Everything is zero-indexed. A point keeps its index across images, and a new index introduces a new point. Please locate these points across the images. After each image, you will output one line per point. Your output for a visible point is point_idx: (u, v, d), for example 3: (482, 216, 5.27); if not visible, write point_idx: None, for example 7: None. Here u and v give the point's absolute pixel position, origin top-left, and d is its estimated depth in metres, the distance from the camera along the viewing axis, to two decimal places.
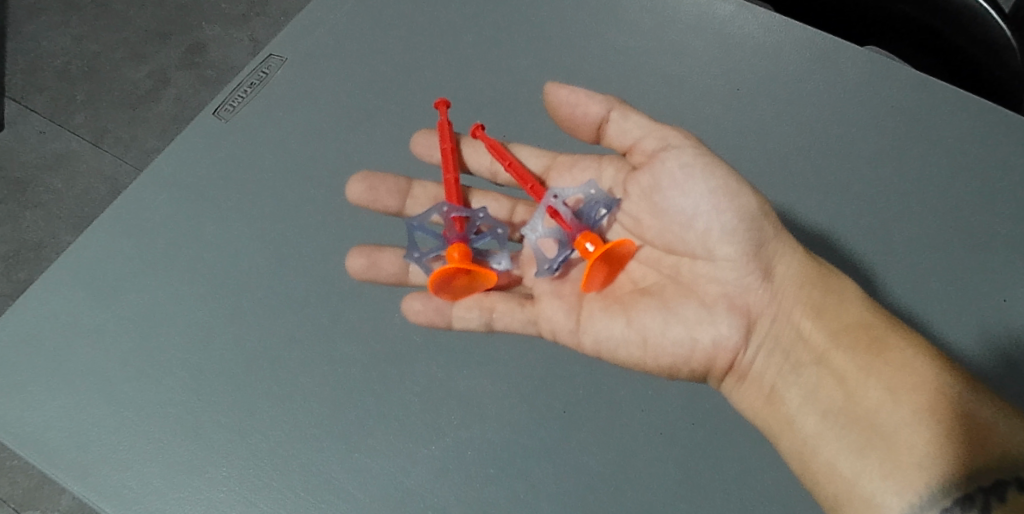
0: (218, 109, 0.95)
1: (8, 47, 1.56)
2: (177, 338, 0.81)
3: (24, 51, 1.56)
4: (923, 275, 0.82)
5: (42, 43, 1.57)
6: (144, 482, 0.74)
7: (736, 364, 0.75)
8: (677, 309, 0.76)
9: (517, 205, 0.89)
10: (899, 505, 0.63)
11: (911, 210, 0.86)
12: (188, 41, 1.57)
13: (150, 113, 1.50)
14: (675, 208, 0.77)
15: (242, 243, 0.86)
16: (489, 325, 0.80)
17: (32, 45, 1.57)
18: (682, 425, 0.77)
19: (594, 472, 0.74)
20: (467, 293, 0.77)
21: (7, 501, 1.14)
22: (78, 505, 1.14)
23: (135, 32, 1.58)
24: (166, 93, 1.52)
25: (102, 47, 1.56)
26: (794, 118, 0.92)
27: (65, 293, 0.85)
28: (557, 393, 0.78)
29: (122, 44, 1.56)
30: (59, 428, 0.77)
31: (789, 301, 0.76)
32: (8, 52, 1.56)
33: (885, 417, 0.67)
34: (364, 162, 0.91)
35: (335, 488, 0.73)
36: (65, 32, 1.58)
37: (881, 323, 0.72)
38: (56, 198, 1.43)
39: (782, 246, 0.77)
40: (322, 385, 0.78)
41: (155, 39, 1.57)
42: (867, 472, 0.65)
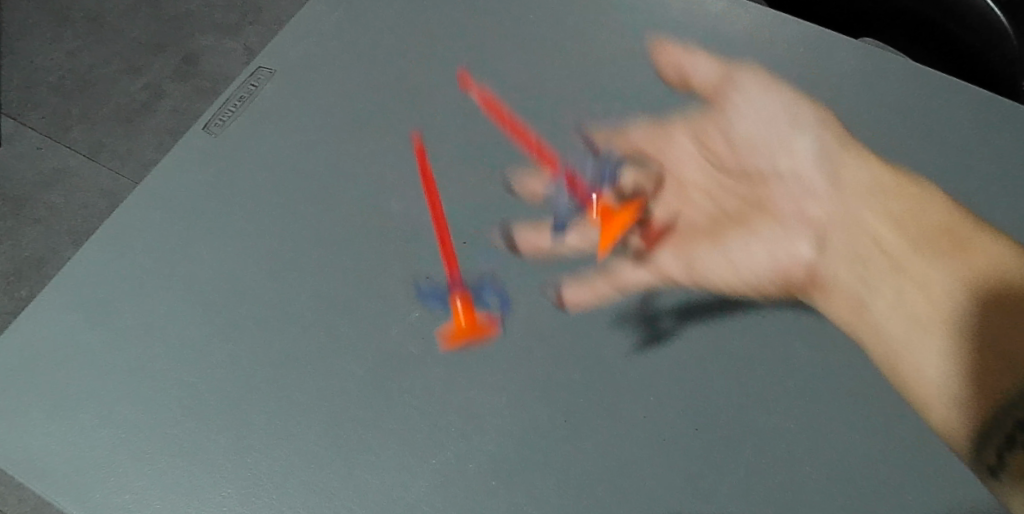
0: (208, 123, 0.94)
1: (5, 66, 1.56)
2: (172, 356, 0.80)
3: (19, 68, 1.56)
4: (938, 265, 0.79)
5: (37, 59, 1.57)
6: (143, 504, 0.73)
7: (816, 290, 0.80)
8: (749, 231, 0.84)
9: (549, 192, 0.87)
10: (963, 391, 0.72)
11: (922, 198, 0.82)
12: (181, 52, 1.56)
13: (145, 126, 1.49)
14: (713, 106, 0.91)
15: (239, 257, 0.85)
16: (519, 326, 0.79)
17: (27, 62, 1.56)
18: (688, 430, 0.74)
19: (600, 482, 0.73)
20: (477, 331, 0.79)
21: None
22: None
23: (127, 45, 1.57)
24: (160, 105, 1.51)
25: (96, 61, 1.56)
26: (791, 116, 0.89)
27: (61, 313, 0.84)
28: (558, 402, 0.76)
29: (115, 58, 1.56)
30: (58, 451, 0.76)
31: (856, 208, 0.83)
32: (5, 69, 1.56)
33: (955, 319, 0.76)
34: (358, 173, 0.89)
35: (337, 504, 0.72)
36: (59, 48, 1.57)
37: (961, 222, 0.80)
38: (55, 214, 1.42)
39: (833, 130, 0.88)
40: (321, 401, 0.77)
41: (149, 51, 1.56)
42: (942, 371, 0.74)
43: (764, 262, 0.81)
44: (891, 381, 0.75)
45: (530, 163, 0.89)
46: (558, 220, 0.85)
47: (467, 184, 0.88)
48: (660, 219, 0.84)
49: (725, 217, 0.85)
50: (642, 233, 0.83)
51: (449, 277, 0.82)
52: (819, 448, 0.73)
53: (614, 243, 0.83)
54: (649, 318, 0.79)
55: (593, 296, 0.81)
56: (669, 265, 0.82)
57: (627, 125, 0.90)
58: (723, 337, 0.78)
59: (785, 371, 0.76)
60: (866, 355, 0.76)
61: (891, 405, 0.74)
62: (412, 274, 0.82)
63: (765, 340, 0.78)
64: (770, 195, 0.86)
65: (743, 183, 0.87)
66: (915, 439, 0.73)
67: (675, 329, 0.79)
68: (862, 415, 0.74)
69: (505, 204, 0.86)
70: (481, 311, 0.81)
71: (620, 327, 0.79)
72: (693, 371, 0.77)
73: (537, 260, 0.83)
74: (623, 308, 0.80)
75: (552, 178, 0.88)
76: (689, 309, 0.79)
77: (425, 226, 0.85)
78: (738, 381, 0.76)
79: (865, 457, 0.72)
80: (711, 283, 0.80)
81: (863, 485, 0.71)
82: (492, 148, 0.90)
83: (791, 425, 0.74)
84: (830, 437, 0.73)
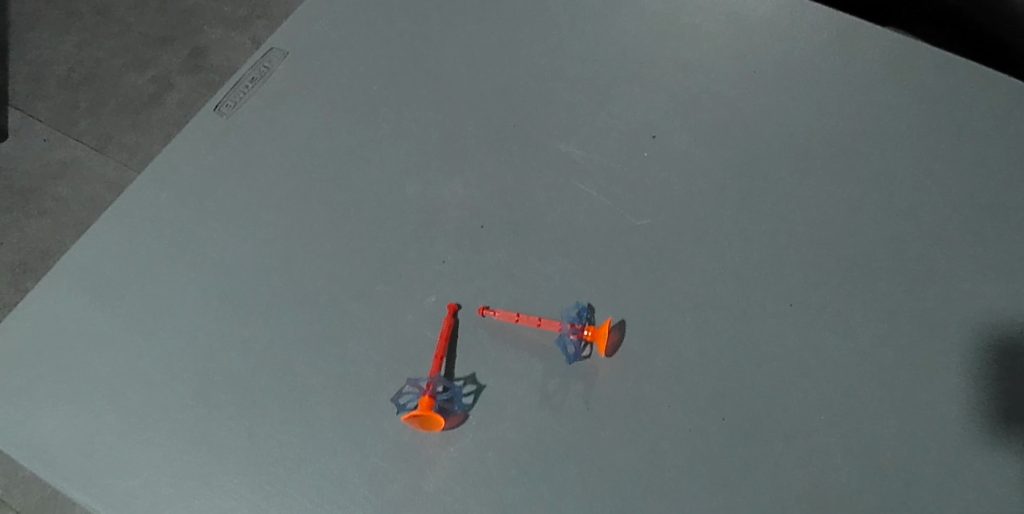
0: (219, 105, 0.92)
1: (12, 57, 1.55)
2: (182, 340, 0.78)
3: (26, 60, 1.55)
4: (950, 266, 0.80)
5: (45, 51, 1.55)
6: (154, 491, 0.72)
7: (817, 291, 0.79)
8: (756, 225, 0.83)
9: (569, 181, 0.86)
10: (930, 418, 0.73)
11: (942, 197, 0.83)
12: (189, 45, 1.55)
13: (153, 119, 1.48)
14: (730, 100, 0.90)
15: (250, 240, 0.83)
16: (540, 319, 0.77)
17: (34, 54, 1.55)
18: (713, 421, 0.74)
19: (621, 472, 0.72)
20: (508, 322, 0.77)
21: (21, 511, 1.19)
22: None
23: (135, 37, 1.55)
24: (168, 97, 1.50)
25: (104, 53, 1.54)
26: (813, 105, 0.89)
27: (67, 296, 0.82)
28: (579, 390, 0.75)
29: (123, 50, 1.54)
30: (67, 437, 0.75)
31: (863, 215, 0.83)
32: (11, 60, 1.54)
33: (936, 348, 0.76)
34: (373, 157, 0.87)
35: (353, 492, 0.71)
36: (67, 40, 1.56)
37: (968, 246, 0.81)
38: (62, 207, 1.41)
39: (853, 130, 0.87)
40: (335, 386, 0.75)
41: (157, 43, 1.55)
42: (915, 392, 0.74)
43: (790, 252, 0.81)
44: (887, 385, 0.75)
45: (550, 150, 0.87)
46: (581, 207, 0.84)
47: (485, 167, 0.86)
48: (685, 210, 0.84)
49: (750, 205, 0.84)
50: (667, 224, 0.83)
51: (467, 263, 0.80)
52: (843, 439, 0.73)
53: (638, 233, 0.83)
54: (674, 309, 0.79)
55: (615, 285, 0.80)
56: (695, 256, 0.81)
57: (649, 114, 0.90)
58: (749, 327, 0.78)
59: (793, 366, 0.76)
60: (890, 346, 0.76)
61: (918, 396, 0.74)
62: (429, 257, 0.81)
63: (791, 330, 0.77)
64: (795, 182, 0.85)
65: (768, 170, 0.86)
66: (903, 443, 0.72)
67: (700, 319, 0.78)
68: (891, 406, 0.74)
69: (523, 188, 0.85)
70: (500, 296, 0.79)
71: (645, 317, 0.78)
72: (718, 361, 0.76)
73: (557, 245, 0.82)
74: (646, 297, 0.79)
75: (574, 165, 0.87)
76: (715, 300, 0.79)
77: (441, 210, 0.83)
78: (764, 372, 0.76)
79: (892, 447, 0.72)
80: (736, 274, 0.80)
81: (885, 478, 0.71)
82: (509, 134, 0.89)
83: (819, 416, 0.74)
84: (858, 427, 0.73)
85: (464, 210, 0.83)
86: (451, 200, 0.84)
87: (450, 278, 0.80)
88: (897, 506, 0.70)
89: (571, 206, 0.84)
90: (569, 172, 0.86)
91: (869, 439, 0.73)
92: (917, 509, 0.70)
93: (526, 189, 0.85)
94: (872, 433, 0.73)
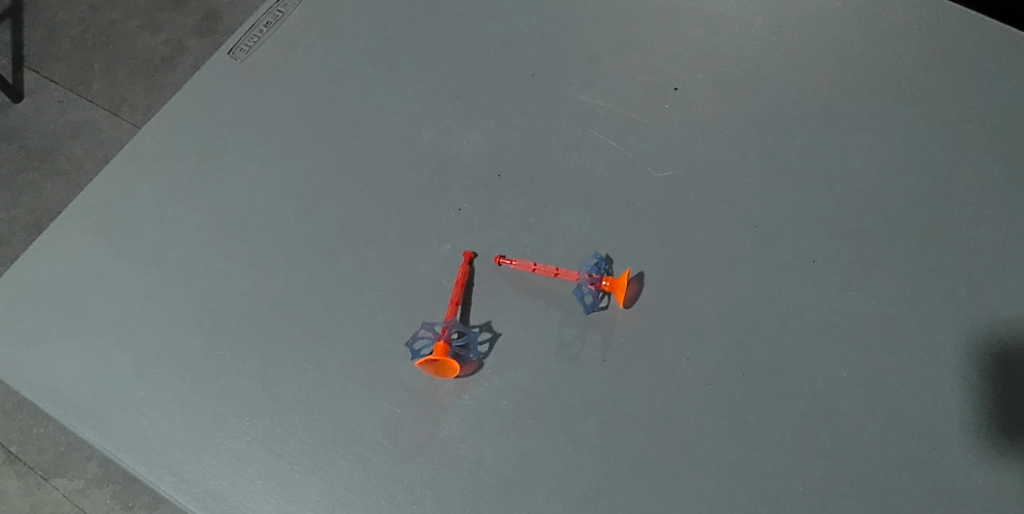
0: (233, 49, 0.91)
1: (26, 18, 1.53)
2: (195, 284, 0.77)
3: (41, 22, 1.53)
4: (979, 225, 0.77)
5: (59, 12, 1.54)
6: (165, 432, 0.71)
7: (840, 249, 0.77)
8: (780, 180, 0.81)
9: (587, 131, 0.83)
10: (954, 379, 0.71)
11: (972, 154, 0.81)
12: (203, 7, 1.52)
13: (167, 82, 1.46)
14: (755, 53, 0.87)
15: (263, 186, 0.81)
16: (556, 269, 0.75)
17: (49, 15, 1.54)
18: (733, 376, 0.72)
19: (638, 423, 0.70)
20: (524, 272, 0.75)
21: (36, 468, 1.17)
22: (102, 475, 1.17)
23: (150, 1, 1.53)
24: (182, 60, 1.48)
25: (118, 14, 1.52)
26: (840, 60, 0.86)
27: (80, 238, 0.81)
28: (596, 341, 0.73)
29: (137, 12, 1.52)
30: (79, 377, 0.74)
31: (890, 172, 0.80)
32: (26, 21, 1.53)
33: (961, 309, 0.74)
34: (388, 105, 0.86)
35: (365, 437, 0.69)
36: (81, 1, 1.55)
37: (1000, 205, 0.78)
38: (77, 167, 1.40)
39: (880, 88, 0.85)
40: (348, 332, 0.74)
41: (170, 5, 1.53)
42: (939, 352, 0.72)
43: (814, 208, 0.79)
44: (912, 344, 0.73)
45: (569, 100, 0.85)
46: (600, 158, 0.82)
47: (502, 117, 0.84)
48: (707, 162, 0.82)
49: (774, 159, 0.82)
50: (688, 176, 0.81)
51: (483, 212, 0.79)
52: (865, 397, 0.71)
53: (658, 184, 0.80)
54: (693, 261, 0.77)
55: (634, 237, 0.78)
56: (716, 209, 0.79)
57: (670, 65, 0.87)
58: (770, 282, 0.76)
59: (815, 323, 0.74)
60: (914, 305, 0.74)
61: (944, 355, 0.72)
62: (445, 206, 0.79)
63: (814, 286, 0.76)
64: (821, 138, 0.83)
65: (793, 124, 0.83)
66: (928, 403, 0.70)
67: (720, 273, 0.76)
68: (916, 363, 0.72)
69: (541, 138, 0.83)
70: (516, 245, 0.77)
71: (664, 270, 0.77)
72: (738, 315, 0.75)
73: (576, 195, 0.80)
74: (666, 250, 0.77)
75: (593, 115, 0.84)
76: (737, 255, 0.77)
77: (457, 158, 0.82)
78: (786, 327, 0.74)
79: (918, 406, 0.70)
80: (758, 229, 0.78)
81: (911, 436, 0.69)
82: (527, 83, 0.86)
83: (842, 373, 0.72)
84: (882, 385, 0.71)
85: (481, 159, 0.82)
86: (467, 149, 0.82)
87: (466, 226, 0.78)
88: (923, 464, 0.68)
89: (590, 156, 0.82)
90: (587, 123, 0.84)
91: (891, 397, 0.71)
92: (943, 468, 0.68)
93: (544, 139, 0.83)
94: (894, 393, 0.71)
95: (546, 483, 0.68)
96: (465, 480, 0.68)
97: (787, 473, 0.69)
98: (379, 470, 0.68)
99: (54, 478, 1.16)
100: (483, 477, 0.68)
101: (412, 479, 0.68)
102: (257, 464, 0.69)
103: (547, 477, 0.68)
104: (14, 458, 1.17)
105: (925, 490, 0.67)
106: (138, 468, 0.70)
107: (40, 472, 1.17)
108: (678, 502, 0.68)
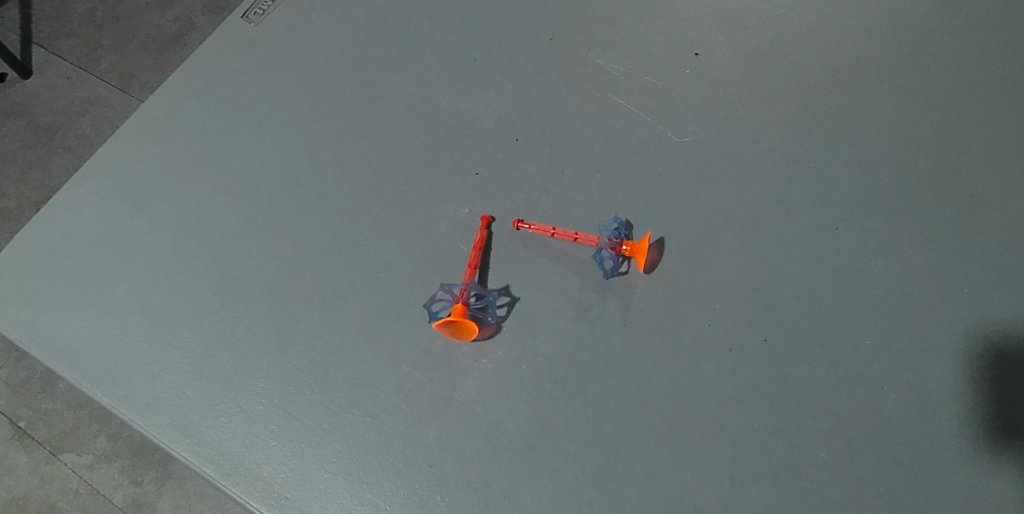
0: (247, 13, 0.89)
1: None
2: (209, 246, 0.76)
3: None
4: (1008, 192, 0.76)
5: None
6: (179, 394, 0.70)
7: (866, 216, 0.76)
8: (804, 146, 0.79)
9: (607, 95, 0.82)
10: (981, 347, 0.70)
11: (1001, 121, 0.79)
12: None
13: (177, 58, 1.45)
14: (779, 18, 0.86)
15: (277, 149, 0.80)
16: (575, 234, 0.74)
17: None
18: (755, 342, 0.71)
19: (658, 389, 0.69)
20: (543, 235, 0.74)
21: (43, 444, 1.16)
22: (110, 452, 1.16)
23: None
24: (192, 37, 1.46)
25: None
26: (865, 28, 0.85)
27: (92, 201, 0.80)
28: (616, 306, 0.72)
29: None
30: (91, 339, 0.73)
31: (916, 139, 0.79)
32: None
33: (988, 277, 0.72)
34: (404, 68, 0.84)
35: (381, 400, 0.69)
36: None
37: None
38: (86, 144, 1.40)
39: (907, 55, 0.83)
40: (364, 295, 0.73)
41: None
42: (966, 320, 0.71)
43: (838, 175, 0.78)
44: (938, 312, 0.71)
45: (588, 65, 0.84)
46: (620, 123, 0.80)
47: (519, 81, 0.83)
48: (729, 128, 0.80)
49: (798, 125, 0.80)
50: (709, 142, 0.79)
51: (501, 176, 0.78)
52: (890, 364, 0.70)
53: (679, 150, 0.79)
54: (715, 228, 0.76)
55: (654, 202, 0.77)
56: (738, 176, 0.78)
57: (692, 31, 0.85)
58: (793, 249, 0.75)
59: (838, 290, 0.73)
60: (941, 273, 0.73)
61: (970, 323, 0.71)
62: (462, 170, 0.78)
63: (838, 254, 0.74)
64: (846, 104, 0.81)
65: (818, 90, 0.82)
66: (954, 371, 0.69)
67: (742, 240, 0.75)
68: (943, 332, 0.71)
69: (560, 103, 0.82)
70: (535, 209, 0.76)
71: (685, 236, 0.75)
72: (760, 282, 0.73)
73: (595, 160, 0.78)
74: (687, 215, 0.76)
75: (613, 80, 0.83)
76: (760, 221, 0.76)
77: (475, 122, 0.80)
78: (809, 294, 0.73)
79: (944, 374, 0.69)
80: (781, 195, 0.77)
81: (936, 404, 0.68)
82: (545, 48, 0.85)
83: (866, 340, 0.71)
84: (907, 352, 0.70)
85: (498, 123, 0.80)
86: (485, 113, 0.81)
87: (484, 190, 0.77)
88: (948, 432, 0.67)
89: (610, 121, 0.80)
90: (607, 87, 0.82)
91: (917, 365, 0.70)
92: (969, 436, 0.67)
93: (563, 104, 0.81)
94: (920, 360, 0.70)
95: (564, 447, 0.67)
96: (483, 444, 0.67)
97: (809, 440, 0.67)
98: (396, 433, 0.67)
99: (62, 454, 1.16)
100: (501, 441, 0.67)
101: (428, 442, 0.67)
102: (272, 427, 0.68)
103: (566, 442, 0.67)
104: (21, 434, 1.17)
105: (950, 459, 0.66)
106: (150, 430, 0.69)
107: (48, 447, 1.16)
108: (699, 468, 0.67)
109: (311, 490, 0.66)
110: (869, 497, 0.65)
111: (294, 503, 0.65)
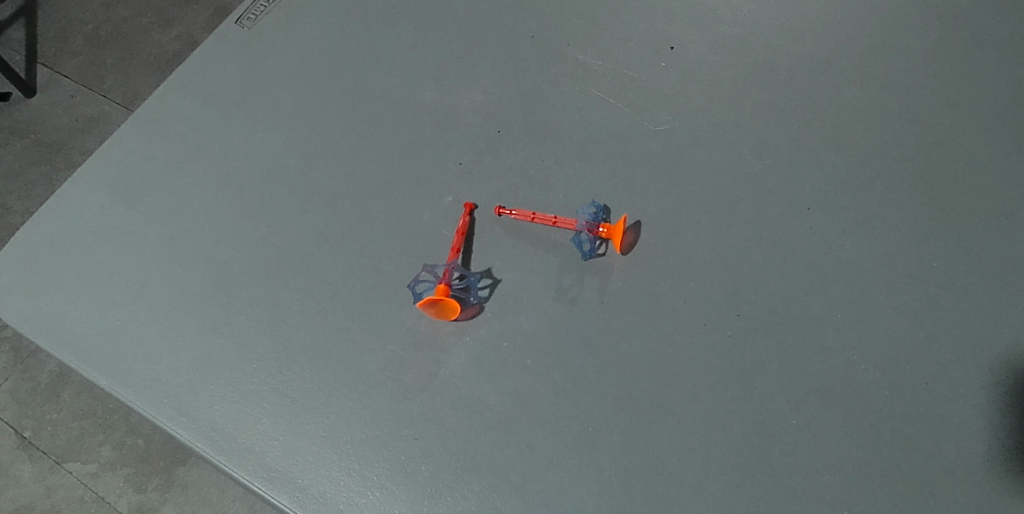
0: (240, 19, 0.93)
1: (38, 15, 1.57)
2: (203, 238, 0.79)
3: (55, 19, 1.56)
4: (967, 173, 0.79)
5: (71, 11, 1.57)
6: (175, 374, 0.73)
7: (833, 197, 0.79)
8: (774, 132, 0.82)
9: (585, 88, 0.85)
10: (942, 319, 0.72)
11: (962, 106, 0.82)
12: (213, 4, 1.55)
13: None
14: (752, 12, 0.89)
15: (270, 145, 0.83)
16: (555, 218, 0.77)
17: (61, 13, 1.57)
18: (727, 318, 0.73)
19: (635, 363, 0.72)
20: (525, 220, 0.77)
21: (48, 453, 1.19)
22: (114, 460, 1.18)
23: None
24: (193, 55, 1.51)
25: (131, 12, 1.56)
26: (833, 19, 0.88)
27: (92, 197, 0.83)
28: (595, 285, 0.75)
29: (148, 9, 1.55)
30: (91, 325, 0.76)
31: (881, 123, 0.82)
32: (38, 19, 1.56)
33: (950, 253, 0.75)
34: (390, 67, 0.88)
35: (368, 378, 0.71)
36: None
37: (987, 154, 0.79)
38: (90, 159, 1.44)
39: (873, 44, 0.86)
40: (352, 280, 0.76)
41: (181, 2, 1.55)
42: (929, 294, 0.74)
43: (808, 159, 0.81)
44: (904, 287, 0.74)
45: (567, 59, 0.87)
46: (597, 114, 0.83)
47: (501, 77, 0.86)
48: (702, 116, 0.83)
49: (770, 113, 0.83)
50: (683, 130, 0.82)
51: (483, 165, 0.81)
52: (858, 335, 0.72)
53: (654, 139, 0.82)
54: (689, 210, 0.78)
55: (631, 187, 0.79)
56: (711, 161, 0.81)
57: (667, 26, 0.89)
58: (764, 229, 0.77)
59: (808, 266, 0.75)
60: (905, 249, 0.76)
61: (934, 297, 0.73)
62: (445, 160, 0.81)
63: (808, 232, 0.77)
64: (815, 92, 0.84)
65: (789, 79, 0.85)
66: (918, 342, 0.72)
67: (715, 221, 0.78)
68: (911, 306, 0.73)
69: (539, 96, 0.85)
70: (516, 196, 0.79)
71: (660, 219, 0.78)
72: (733, 260, 0.76)
73: (573, 149, 0.82)
74: (663, 199, 0.79)
75: (590, 74, 0.86)
76: (733, 203, 0.79)
77: (457, 116, 0.84)
78: (779, 270, 0.75)
79: (909, 345, 0.72)
80: (753, 178, 0.80)
81: (902, 373, 0.71)
82: (526, 45, 0.88)
83: (836, 314, 0.73)
84: (874, 324, 0.73)
85: (479, 116, 0.84)
86: (467, 106, 0.84)
87: (467, 179, 0.80)
88: (915, 400, 0.69)
89: (588, 113, 0.84)
90: (586, 81, 0.86)
91: (883, 336, 0.72)
92: (932, 402, 0.69)
93: (543, 97, 0.85)
94: (886, 333, 0.72)
95: (545, 419, 0.70)
96: (466, 417, 0.70)
97: (780, 409, 0.70)
98: (383, 409, 0.70)
99: (66, 462, 1.18)
100: (483, 414, 0.70)
101: (413, 417, 0.70)
102: (264, 404, 0.71)
103: (546, 414, 0.70)
104: (27, 444, 1.19)
105: (914, 425, 0.69)
106: (148, 409, 0.72)
107: (53, 457, 1.18)
108: (673, 437, 0.69)
109: (300, 462, 0.68)
110: (839, 462, 0.68)
111: (285, 475, 0.68)
